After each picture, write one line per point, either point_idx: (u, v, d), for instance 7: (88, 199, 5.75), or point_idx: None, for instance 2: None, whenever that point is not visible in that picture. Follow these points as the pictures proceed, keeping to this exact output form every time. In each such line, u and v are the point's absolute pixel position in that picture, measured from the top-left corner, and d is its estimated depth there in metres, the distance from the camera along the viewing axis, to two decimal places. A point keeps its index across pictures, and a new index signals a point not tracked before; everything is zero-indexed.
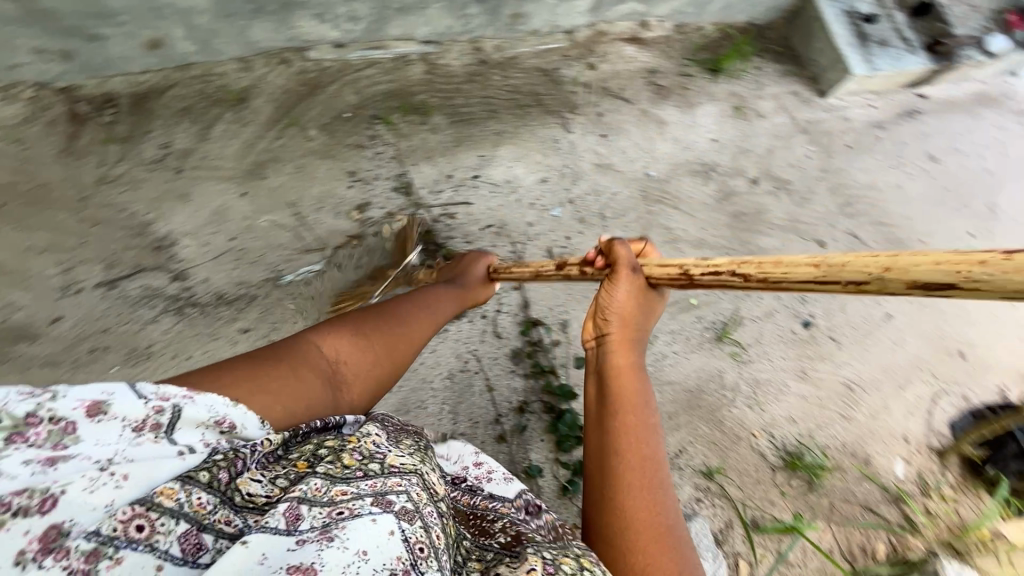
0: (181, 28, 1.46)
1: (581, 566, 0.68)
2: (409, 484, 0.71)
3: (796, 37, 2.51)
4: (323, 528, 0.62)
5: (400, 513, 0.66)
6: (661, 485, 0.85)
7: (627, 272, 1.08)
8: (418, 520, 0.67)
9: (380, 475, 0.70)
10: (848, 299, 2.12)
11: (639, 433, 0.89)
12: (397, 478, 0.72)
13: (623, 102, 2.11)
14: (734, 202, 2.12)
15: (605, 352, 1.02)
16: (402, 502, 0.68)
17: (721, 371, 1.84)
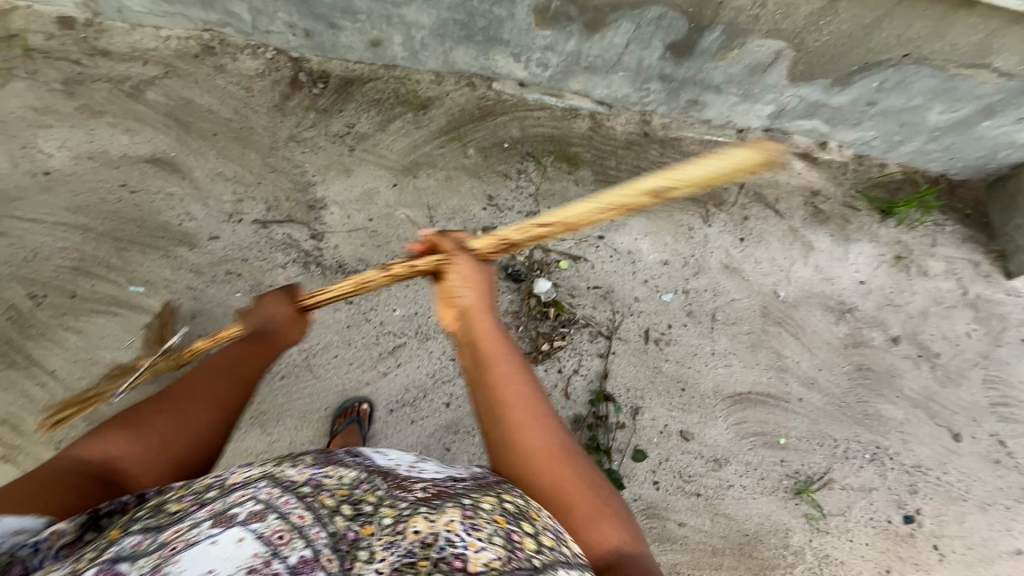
0: (401, 36, 1.66)
1: (499, 506, 0.74)
2: (265, 484, 0.73)
3: (992, 204, 2.22)
4: (155, 569, 0.63)
5: (248, 518, 0.68)
6: (544, 421, 0.87)
7: (463, 255, 1.09)
8: (288, 510, 0.70)
9: (236, 485, 0.74)
10: (969, 510, 1.80)
11: (509, 392, 0.88)
12: (244, 489, 0.73)
13: (773, 213, 2.02)
14: (862, 352, 1.91)
15: (464, 325, 1.00)
16: (257, 510, 0.69)
17: (789, 528, 1.64)
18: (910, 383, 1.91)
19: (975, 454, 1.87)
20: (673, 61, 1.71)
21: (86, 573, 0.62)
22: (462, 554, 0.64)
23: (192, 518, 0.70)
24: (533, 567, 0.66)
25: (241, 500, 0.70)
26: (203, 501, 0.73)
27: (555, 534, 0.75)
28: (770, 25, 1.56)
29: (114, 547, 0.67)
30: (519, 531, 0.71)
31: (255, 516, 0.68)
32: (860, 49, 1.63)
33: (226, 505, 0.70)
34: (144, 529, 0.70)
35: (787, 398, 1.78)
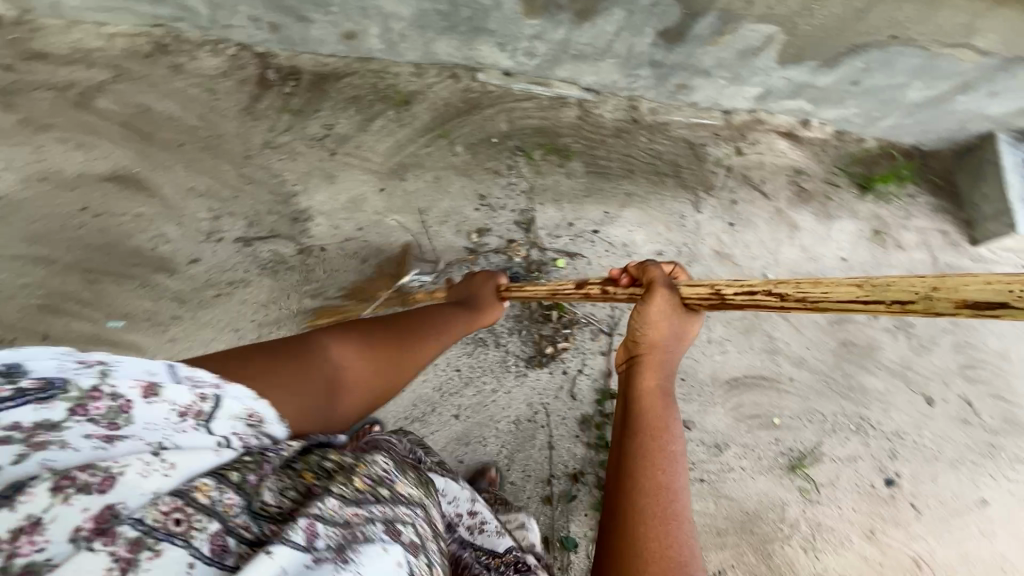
0: (377, 28, 1.54)
1: None
2: (418, 511, 0.77)
3: (961, 173, 2.29)
4: (340, 551, 0.60)
5: (408, 544, 0.68)
6: (684, 503, 0.80)
7: (664, 291, 1.00)
8: (433, 567, 0.71)
9: (400, 499, 0.75)
10: (942, 468, 1.94)
11: (666, 438, 0.87)
12: (405, 508, 0.75)
13: (760, 195, 2.04)
14: (846, 328, 1.99)
15: (639, 370, 0.99)
16: (414, 542, 0.71)
17: (784, 503, 1.74)
18: (889, 354, 2.02)
19: (946, 416, 2.00)
20: (665, 47, 1.65)
21: (298, 522, 0.60)
22: None
23: (370, 510, 0.68)
24: None
25: (405, 521, 0.72)
26: (379, 497, 0.72)
27: None
28: (765, 10, 1.52)
29: (317, 503, 0.63)
30: None
31: (412, 546, 0.69)
32: (850, 31, 1.61)
33: (395, 517, 0.71)
34: (343, 497, 0.66)
35: (780, 379, 1.85)
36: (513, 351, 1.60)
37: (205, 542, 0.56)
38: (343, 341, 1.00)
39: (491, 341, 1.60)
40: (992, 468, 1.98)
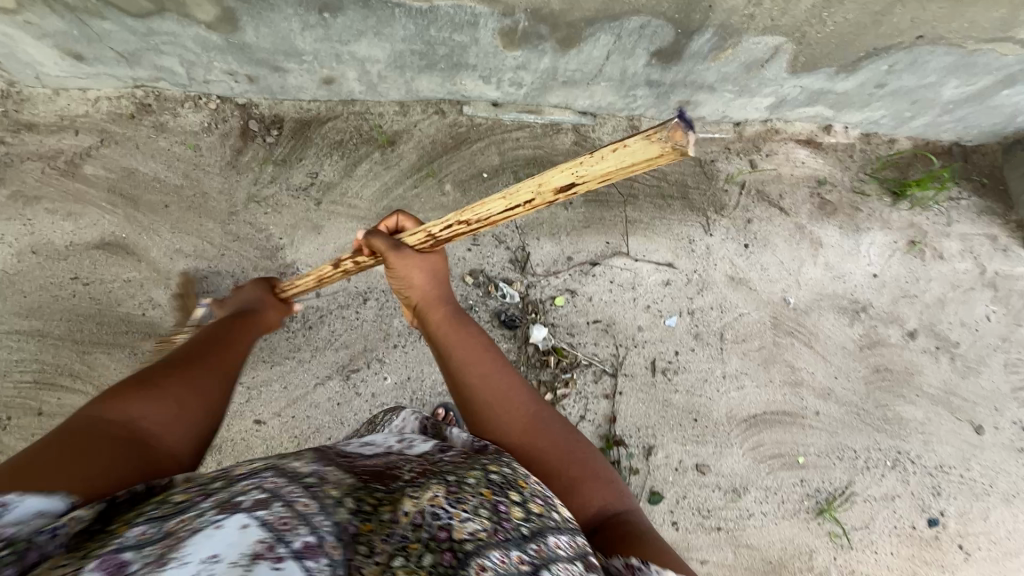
0: (354, 72, 1.48)
1: (485, 479, 0.69)
2: (269, 474, 0.63)
3: (1010, 169, 2.06)
4: (157, 557, 0.48)
5: (250, 506, 0.55)
6: (518, 384, 0.97)
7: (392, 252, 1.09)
8: (293, 498, 0.58)
9: (238, 476, 0.63)
10: (994, 503, 1.76)
11: (476, 355, 1.01)
12: (245, 479, 0.61)
13: (778, 212, 1.89)
14: (879, 352, 1.83)
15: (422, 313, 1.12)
16: (259, 497, 0.57)
17: (812, 550, 1.62)
18: (929, 379, 1.84)
19: (999, 446, 1.82)
20: (661, 66, 1.53)
21: (85, 568, 0.47)
22: (445, 525, 0.60)
23: (196, 507, 0.56)
24: (520, 536, 0.62)
25: (245, 490, 0.58)
26: (207, 492, 0.59)
27: (544, 500, 0.71)
28: (769, 22, 1.38)
29: (117, 539, 0.51)
30: (504, 502, 0.66)
31: (259, 501, 0.56)
32: (869, 35, 1.45)
33: (231, 494, 0.57)
34: (148, 519, 0.54)
35: (804, 413, 1.71)
36: None
37: (94, 571, 0.46)
38: (152, 396, 0.80)
39: None
40: None
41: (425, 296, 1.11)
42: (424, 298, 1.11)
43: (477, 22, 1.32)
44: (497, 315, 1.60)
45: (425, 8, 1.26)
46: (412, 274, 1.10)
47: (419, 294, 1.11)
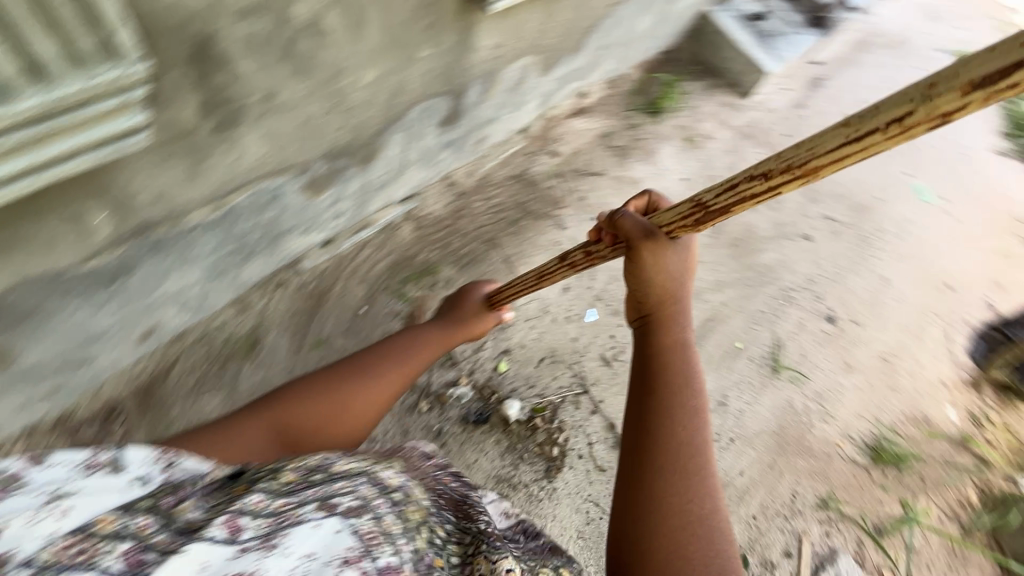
0: (174, 308, 1.28)
1: None
2: (364, 483, 0.76)
3: (703, 51, 2.59)
4: (266, 538, 0.60)
5: (346, 512, 0.67)
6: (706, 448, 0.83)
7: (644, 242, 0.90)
8: (381, 512, 0.71)
9: (337, 478, 0.75)
10: (849, 278, 2.27)
11: (672, 372, 0.87)
12: (346, 482, 0.75)
13: (596, 177, 2.12)
14: (726, 230, 2.21)
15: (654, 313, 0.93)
16: (353, 506, 0.69)
17: (791, 399, 1.92)
18: (762, 226, 2.28)
19: (825, 238, 2.34)
20: (451, 127, 1.60)
21: (213, 522, 0.61)
22: None
23: (302, 494, 0.69)
24: None
25: (342, 494, 0.71)
26: (313, 483, 0.72)
27: None
28: (515, 50, 1.52)
29: (239, 502, 0.65)
30: None
31: (353, 510, 0.68)
32: (582, 19, 1.68)
33: (330, 493, 0.70)
34: (265, 492, 0.68)
35: (717, 310, 2.01)
36: (529, 480, 1.53)
37: (218, 528, 0.60)
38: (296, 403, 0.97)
39: (508, 487, 1.52)
40: (872, 251, 2.37)
41: (669, 294, 0.92)
42: (667, 303, 0.92)
43: (279, 193, 1.22)
44: (464, 418, 1.56)
45: (223, 214, 1.13)
46: (653, 273, 0.91)
47: (663, 296, 0.92)
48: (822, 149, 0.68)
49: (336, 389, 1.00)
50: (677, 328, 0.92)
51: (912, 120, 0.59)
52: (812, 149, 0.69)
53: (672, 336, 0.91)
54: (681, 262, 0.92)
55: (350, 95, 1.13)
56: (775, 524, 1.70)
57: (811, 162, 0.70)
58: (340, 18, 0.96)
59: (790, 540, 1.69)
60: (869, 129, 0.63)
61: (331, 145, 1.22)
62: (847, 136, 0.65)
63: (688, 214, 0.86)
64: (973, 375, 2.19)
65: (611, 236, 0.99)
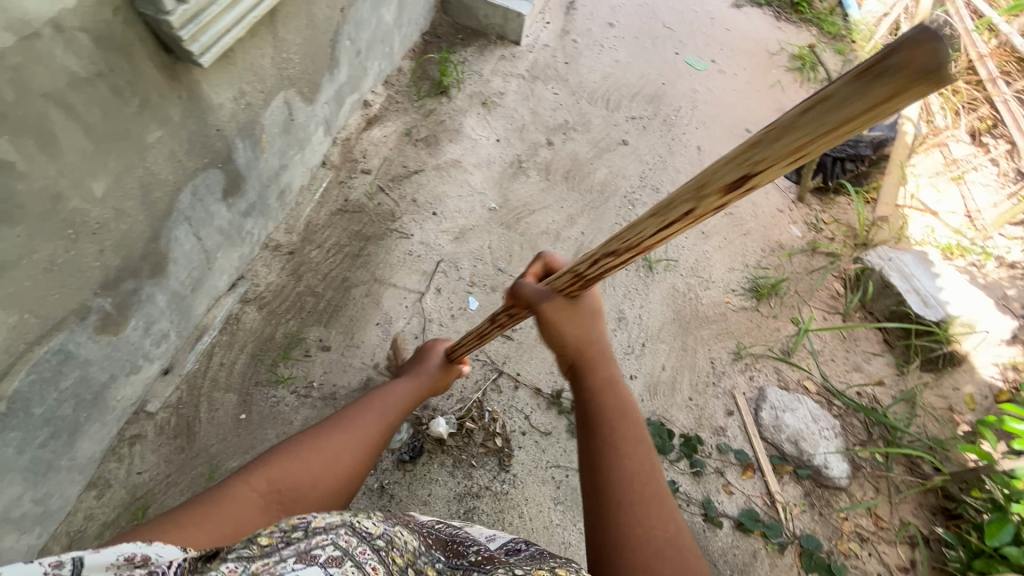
0: (11, 531, 1.07)
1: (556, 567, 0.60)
2: (346, 531, 0.59)
3: (460, 18, 2.65)
4: None
5: (326, 561, 0.54)
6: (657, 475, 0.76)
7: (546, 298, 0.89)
8: (362, 560, 0.57)
9: (319, 530, 0.58)
10: (672, 161, 2.48)
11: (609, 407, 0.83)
12: (326, 533, 0.58)
13: (417, 175, 2.09)
14: (555, 168, 2.30)
15: (578, 355, 0.88)
16: (336, 556, 0.55)
17: (673, 284, 2.08)
18: (584, 150, 2.40)
19: (638, 136, 2.52)
20: (240, 194, 1.47)
21: None
22: None
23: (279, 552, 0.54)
24: None
25: (321, 542, 0.56)
26: (290, 538, 0.56)
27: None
28: (263, 92, 1.42)
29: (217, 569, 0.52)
30: None
31: (334, 560, 0.55)
32: (319, 34, 1.61)
33: (310, 543, 0.55)
34: (239, 555, 0.53)
35: (580, 241, 2.09)
36: (487, 481, 1.51)
37: None
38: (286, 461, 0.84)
39: (473, 498, 1.48)
40: (679, 129, 2.61)
41: (584, 340, 0.88)
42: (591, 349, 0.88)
43: (68, 351, 1.05)
44: (400, 460, 1.49)
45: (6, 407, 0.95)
46: (576, 334, 0.88)
47: (582, 344, 0.88)
48: (688, 208, 0.65)
49: (317, 452, 0.87)
50: (610, 369, 0.88)
51: (807, 140, 0.50)
52: (677, 213, 0.66)
53: (604, 374, 0.87)
54: (594, 311, 0.91)
55: (89, 214, 0.99)
56: (710, 393, 1.84)
57: (668, 228, 0.69)
58: (17, 142, 0.82)
59: (727, 399, 1.84)
60: (713, 188, 0.60)
61: (103, 275, 1.07)
62: (703, 191, 0.61)
63: (579, 274, 0.85)
64: (796, 193, 2.51)
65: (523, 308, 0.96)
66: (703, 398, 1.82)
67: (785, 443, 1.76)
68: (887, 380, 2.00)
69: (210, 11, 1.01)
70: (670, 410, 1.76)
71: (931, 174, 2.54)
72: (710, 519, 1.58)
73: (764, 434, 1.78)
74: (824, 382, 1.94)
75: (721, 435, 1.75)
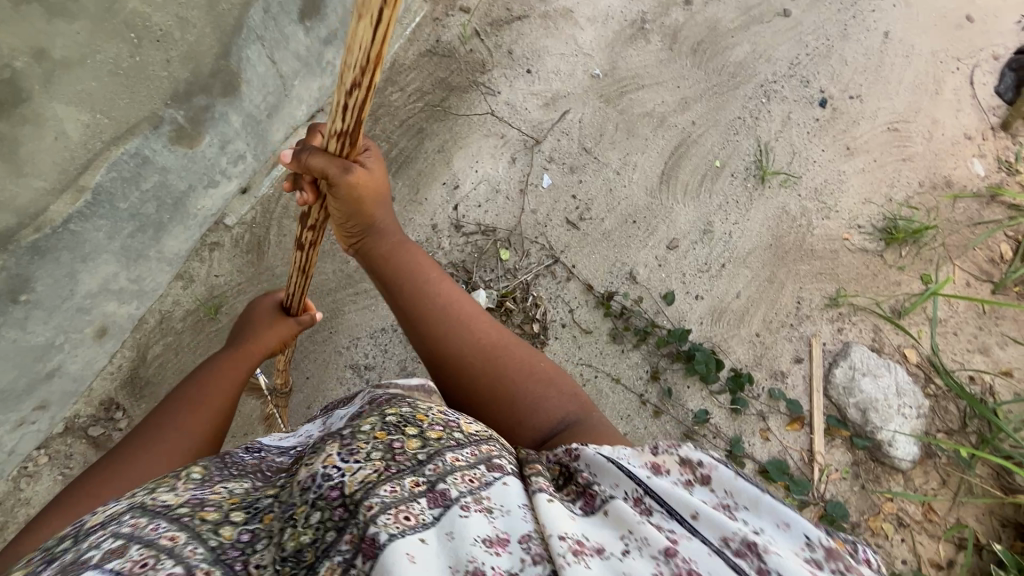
0: (112, 300, 1.28)
1: (379, 421, 0.61)
2: (132, 513, 0.50)
3: None
4: None
5: (104, 559, 0.45)
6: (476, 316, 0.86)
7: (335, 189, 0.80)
8: (155, 536, 0.47)
9: (96, 518, 0.50)
10: (841, 47, 1.94)
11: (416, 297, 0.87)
12: (105, 526, 0.49)
13: (518, 22, 1.83)
14: (683, 36, 1.90)
15: (374, 243, 0.91)
16: (118, 545, 0.46)
17: (784, 206, 1.76)
18: (728, 16, 1.93)
19: (807, 6, 1.97)
20: (319, 18, 1.38)
21: None
22: (337, 482, 0.53)
23: (43, 573, 0.46)
24: (417, 463, 0.56)
25: (96, 543, 0.47)
26: (64, 548, 0.48)
27: (444, 425, 0.62)
28: None
29: None
30: (400, 436, 0.59)
31: (113, 552, 0.46)
32: None
33: (78, 552, 0.47)
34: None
35: (687, 132, 1.79)
36: None
37: None
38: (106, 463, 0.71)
39: None
40: (867, 4, 1.99)
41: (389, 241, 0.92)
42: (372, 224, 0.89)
43: (144, 156, 1.12)
44: None
45: (91, 197, 1.07)
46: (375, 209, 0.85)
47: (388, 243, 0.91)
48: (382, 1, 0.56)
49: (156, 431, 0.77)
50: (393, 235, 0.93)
51: None
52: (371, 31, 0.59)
53: (399, 259, 0.91)
54: (376, 180, 0.83)
55: (151, 19, 0.97)
56: (783, 335, 1.64)
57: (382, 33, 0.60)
58: None
59: (801, 346, 1.64)
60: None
61: (172, 86, 1.09)
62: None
63: (343, 130, 0.73)
64: (1002, 118, 1.90)
65: (310, 185, 0.85)
66: (772, 338, 1.63)
67: (850, 406, 1.57)
68: (1017, 373, 1.65)
69: None
70: (730, 342, 1.61)
71: None
72: (733, 457, 1.51)
73: (829, 392, 1.60)
74: (932, 356, 1.64)
75: (779, 379, 1.60)
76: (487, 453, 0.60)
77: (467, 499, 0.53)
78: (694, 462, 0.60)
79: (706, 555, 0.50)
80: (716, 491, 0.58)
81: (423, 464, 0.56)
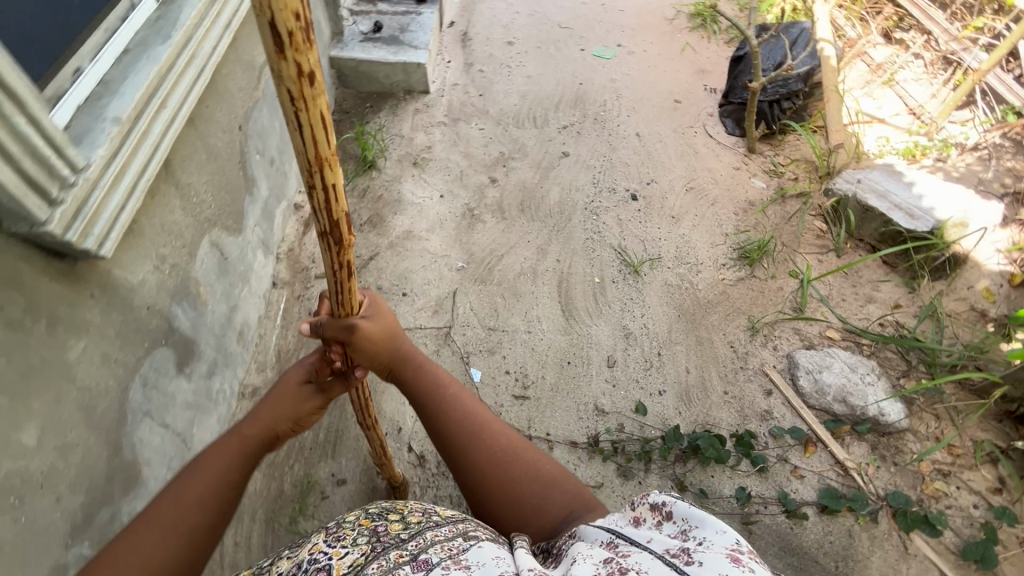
0: None
1: (365, 513, 0.68)
2: None
3: (362, 86, 2.59)
4: None
5: None
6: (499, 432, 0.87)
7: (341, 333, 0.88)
8: None
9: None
10: (617, 156, 2.42)
11: (443, 413, 0.88)
12: None
13: (374, 262, 1.98)
14: (507, 203, 2.21)
15: (393, 364, 0.93)
16: None
17: (665, 280, 2.00)
18: (530, 175, 2.32)
19: (575, 142, 2.47)
20: (196, 358, 1.33)
21: None
22: (323, 567, 0.58)
23: None
24: (402, 542, 0.62)
25: None
26: None
27: (423, 512, 0.71)
28: (184, 248, 1.28)
29: None
30: (384, 523, 0.66)
31: None
32: (224, 162, 1.48)
33: None
34: None
35: (559, 268, 2.00)
36: None
37: None
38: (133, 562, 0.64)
39: None
40: (612, 122, 2.56)
41: (404, 355, 0.93)
42: (395, 350, 0.93)
43: None
44: None
45: None
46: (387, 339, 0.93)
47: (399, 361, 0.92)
48: (295, 130, 0.62)
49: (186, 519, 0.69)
50: (417, 363, 0.94)
51: (315, 108, 0.60)
52: (304, 148, 0.64)
53: (420, 377, 0.92)
54: (381, 321, 0.91)
55: (29, 470, 0.85)
56: (741, 378, 1.75)
57: (322, 139, 0.64)
58: None
59: (761, 378, 1.76)
60: (287, 80, 0.57)
61: (68, 521, 0.92)
62: (294, 94, 0.59)
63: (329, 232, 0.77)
64: (746, 146, 2.48)
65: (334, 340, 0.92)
66: (737, 386, 1.73)
67: (833, 402, 1.68)
68: (903, 301, 1.94)
69: (92, 201, 0.90)
70: (711, 411, 1.66)
71: (862, 84, 2.55)
72: (791, 513, 1.47)
73: (810, 401, 1.70)
74: (845, 326, 1.88)
75: (768, 416, 1.67)
76: (462, 530, 0.66)
77: (446, 562, 0.57)
78: (660, 503, 0.62)
79: (655, 565, 0.52)
80: (676, 521, 0.59)
81: (407, 542, 0.62)
